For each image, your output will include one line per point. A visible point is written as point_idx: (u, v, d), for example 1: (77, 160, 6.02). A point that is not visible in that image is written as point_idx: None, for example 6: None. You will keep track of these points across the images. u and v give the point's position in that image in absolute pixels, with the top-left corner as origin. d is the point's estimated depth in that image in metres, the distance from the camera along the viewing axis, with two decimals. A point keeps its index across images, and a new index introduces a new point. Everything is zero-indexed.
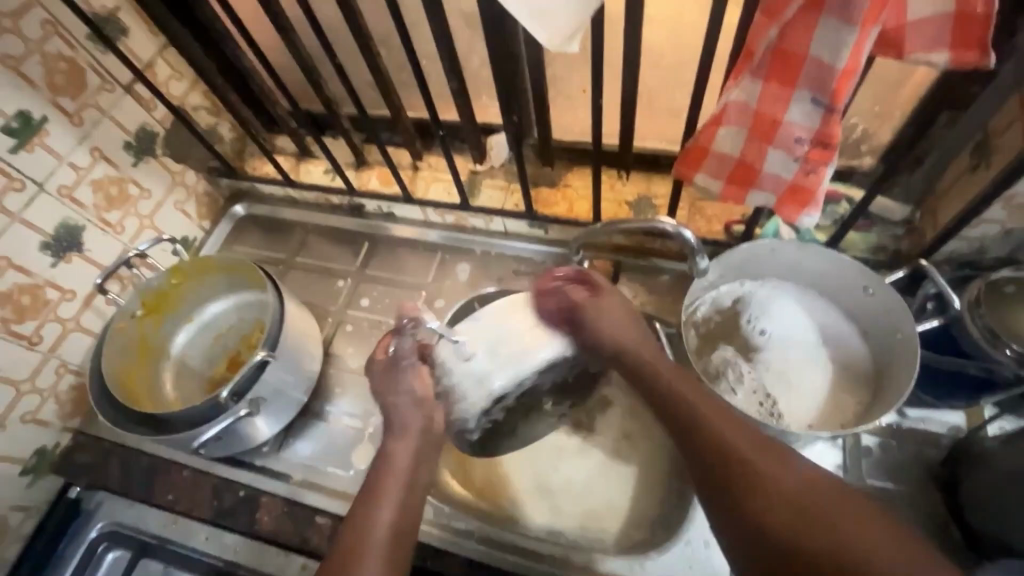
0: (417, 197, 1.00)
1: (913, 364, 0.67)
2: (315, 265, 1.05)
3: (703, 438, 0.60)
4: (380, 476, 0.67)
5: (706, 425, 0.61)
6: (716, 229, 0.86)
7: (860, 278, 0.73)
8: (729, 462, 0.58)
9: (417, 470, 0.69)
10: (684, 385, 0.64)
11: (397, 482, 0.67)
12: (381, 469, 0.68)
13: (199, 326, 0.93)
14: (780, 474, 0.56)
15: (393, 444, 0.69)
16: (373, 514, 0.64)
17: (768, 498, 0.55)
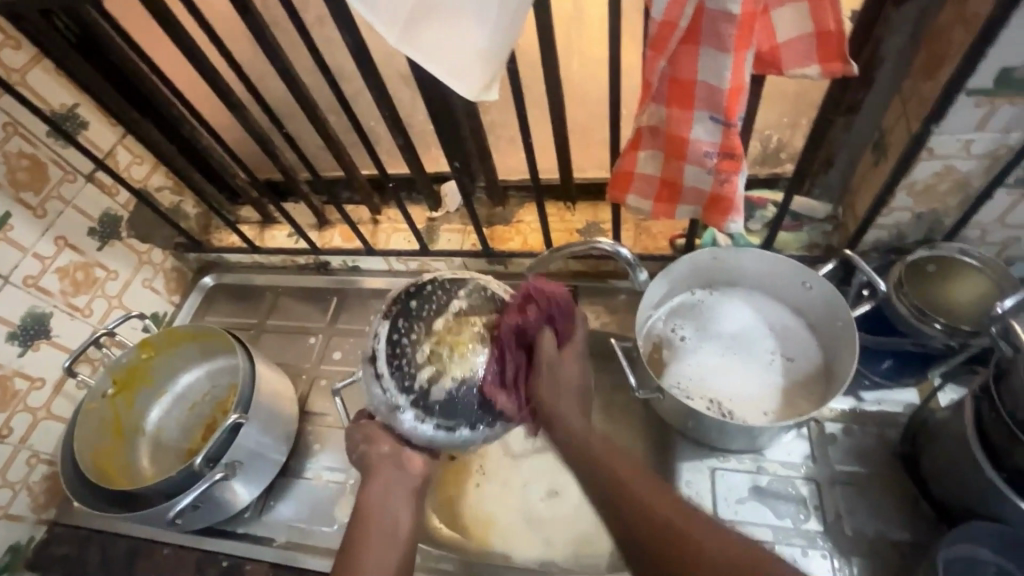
0: (380, 248, 1.04)
1: (853, 349, 0.71)
2: (287, 326, 1.07)
3: (629, 506, 0.54)
4: (363, 525, 0.63)
5: (636, 495, 0.55)
6: (661, 245, 0.91)
7: (798, 274, 0.78)
8: (652, 532, 0.51)
9: (395, 503, 0.66)
10: (619, 463, 0.58)
11: (378, 519, 0.64)
12: (359, 516, 0.64)
13: (172, 398, 0.93)
14: (707, 548, 0.48)
15: (370, 486, 0.66)
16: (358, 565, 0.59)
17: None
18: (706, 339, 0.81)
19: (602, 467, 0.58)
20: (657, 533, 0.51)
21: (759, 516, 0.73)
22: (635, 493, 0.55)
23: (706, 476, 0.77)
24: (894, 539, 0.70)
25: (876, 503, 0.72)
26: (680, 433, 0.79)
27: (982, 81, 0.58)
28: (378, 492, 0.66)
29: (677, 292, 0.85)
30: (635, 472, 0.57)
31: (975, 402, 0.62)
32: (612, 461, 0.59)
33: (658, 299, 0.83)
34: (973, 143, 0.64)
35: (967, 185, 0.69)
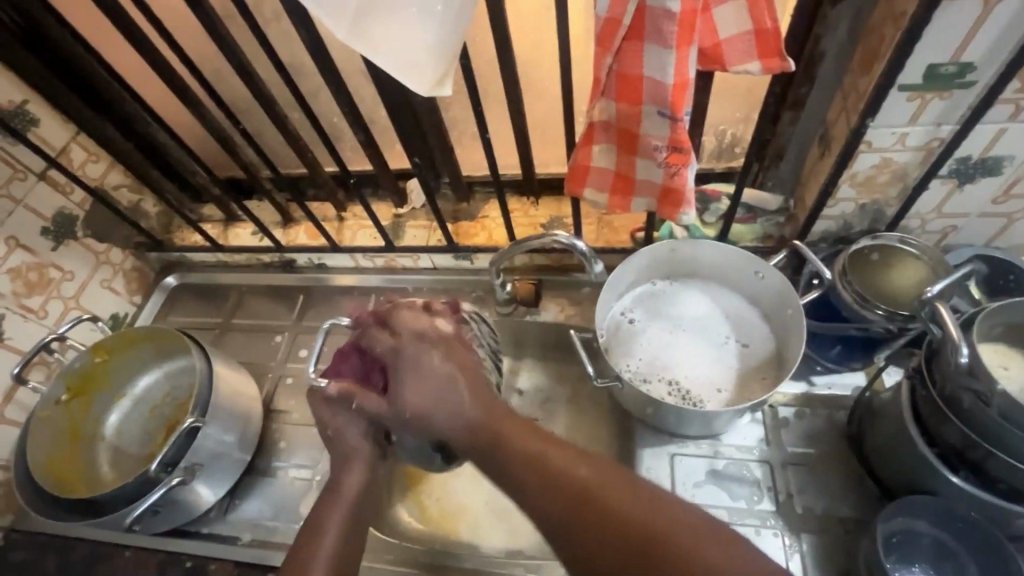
0: (345, 244, 1.04)
1: (800, 334, 0.75)
2: (251, 324, 1.06)
3: (548, 483, 0.53)
4: (325, 506, 0.65)
5: (553, 470, 0.54)
6: (623, 237, 0.93)
7: (750, 264, 0.81)
8: (572, 505, 0.51)
9: (350, 544, 0.63)
10: (530, 436, 0.57)
11: (325, 558, 0.60)
12: (327, 496, 0.66)
13: (131, 400, 0.91)
14: (632, 510, 0.49)
15: (346, 468, 0.67)
16: (316, 545, 0.61)
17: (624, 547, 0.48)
18: (665, 328, 0.83)
19: (511, 434, 0.57)
20: (578, 504, 0.51)
21: (715, 498, 0.76)
22: (556, 469, 0.54)
23: (665, 461, 0.79)
24: (841, 515, 0.73)
25: (825, 482, 0.76)
26: (640, 420, 0.81)
27: (911, 77, 0.61)
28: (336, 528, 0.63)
29: (634, 280, 0.87)
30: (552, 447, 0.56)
31: (910, 382, 0.65)
32: (523, 433, 0.57)
33: (616, 289, 0.85)
34: (908, 136, 0.67)
35: (905, 176, 0.72)
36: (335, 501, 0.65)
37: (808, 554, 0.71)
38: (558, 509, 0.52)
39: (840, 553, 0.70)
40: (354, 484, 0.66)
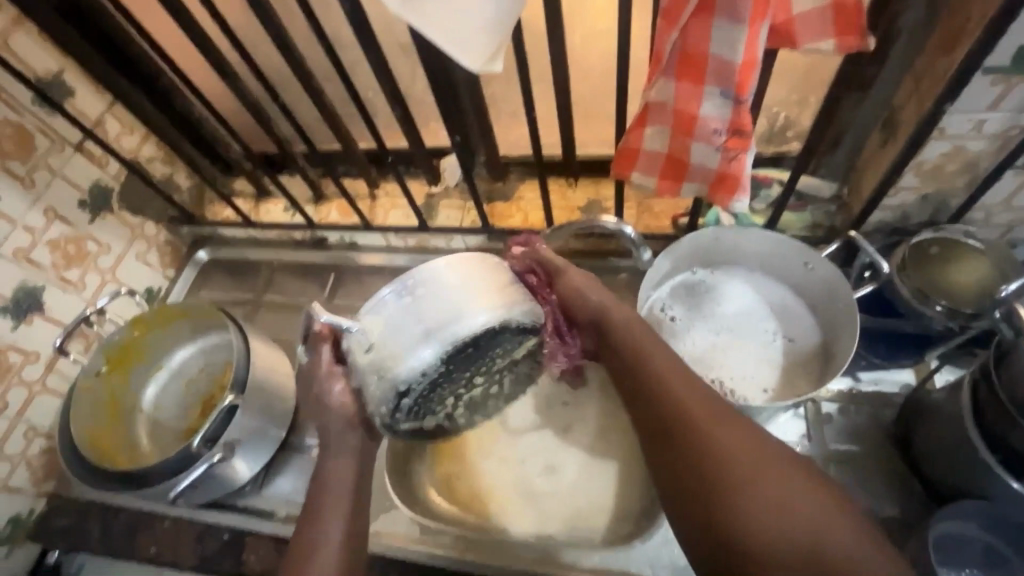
0: (378, 223, 1.03)
1: (852, 330, 0.72)
2: (283, 301, 1.06)
3: (652, 397, 0.56)
4: (315, 495, 0.61)
5: (659, 388, 0.56)
6: (664, 224, 0.90)
7: (799, 255, 0.78)
8: (669, 423, 0.54)
9: (355, 558, 0.60)
10: (659, 357, 0.59)
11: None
12: (315, 486, 0.62)
13: (168, 374, 0.92)
14: (726, 444, 0.51)
15: (328, 459, 0.62)
16: (319, 538, 0.59)
17: (718, 469, 0.50)
18: (704, 319, 0.82)
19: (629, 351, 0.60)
20: (676, 423, 0.53)
21: None
22: (664, 387, 0.56)
23: None
24: (884, 515, 0.71)
25: (868, 480, 0.74)
26: None
27: (998, 59, 0.57)
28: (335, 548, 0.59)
29: (676, 270, 0.84)
30: (661, 364, 0.57)
31: (973, 383, 0.62)
32: (641, 352, 0.59)
33: (658, 279, 0.83)
34: (984, 123, 0.63)
35: (975, 166, 0.68)
36: (327, 518, 0.60)
37: None
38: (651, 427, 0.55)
39: None
40: (341, 490, 0.61)
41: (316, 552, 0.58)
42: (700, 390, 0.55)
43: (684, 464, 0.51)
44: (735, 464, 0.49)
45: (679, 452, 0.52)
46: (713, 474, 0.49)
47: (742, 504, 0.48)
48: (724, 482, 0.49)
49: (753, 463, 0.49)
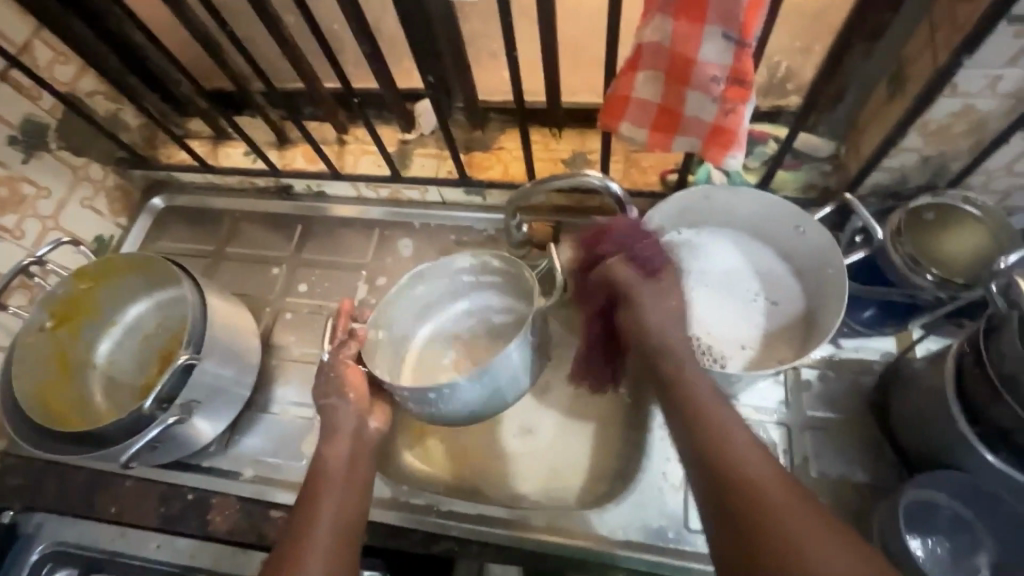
0: (346, 172, 0.96)
1: (840, 297, 0.69)
2: (246, 254, 0.99)
3: (721, 466, 0.51)
4: (320, 483, 0.64)
5: (730, 457, 0.52)
6: (651, 180, 0.85)
7: (791, 217, 0.74)
8: (737, 492, 0.49)
9: (354, 509, 0.62)
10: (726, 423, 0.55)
11: (331, 522, 0.59)
12: (319, 474, 0.65)
13: (122, 329, 0.87)
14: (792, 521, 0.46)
15: (328, 449, 0.67)
16: (315, 515, 0.60)
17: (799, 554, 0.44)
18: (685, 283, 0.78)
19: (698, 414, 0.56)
20: (746, 495, 0.49)
21: None
22: (734, 457, 0.52)
23: None
24: (856, 481, 0.71)
25: (842, 446, 0.74)
26: None
27: None
28: (336, 498, 0.62)
29: (662, 229, 0.80)
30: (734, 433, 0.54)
31: (958, 355, 0.61)
32: (709, 414, 0.56)
33: (644, 238, 0.79)
34: (1000, 80, 0.59)
35: (983, 127, 0.64)
36: (332, 473, 0.65)
37: None
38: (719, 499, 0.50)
39: (852, 518, 0.69)
40: (345, 453, 0.67)
41: (318, 500, 0.61)
42: (776, 464, 0.51)
43: (756, 543, 0.46)
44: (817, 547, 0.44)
45: (752, 529, 0.47)
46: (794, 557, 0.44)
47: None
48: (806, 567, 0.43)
49: (841, 554, 0.44)
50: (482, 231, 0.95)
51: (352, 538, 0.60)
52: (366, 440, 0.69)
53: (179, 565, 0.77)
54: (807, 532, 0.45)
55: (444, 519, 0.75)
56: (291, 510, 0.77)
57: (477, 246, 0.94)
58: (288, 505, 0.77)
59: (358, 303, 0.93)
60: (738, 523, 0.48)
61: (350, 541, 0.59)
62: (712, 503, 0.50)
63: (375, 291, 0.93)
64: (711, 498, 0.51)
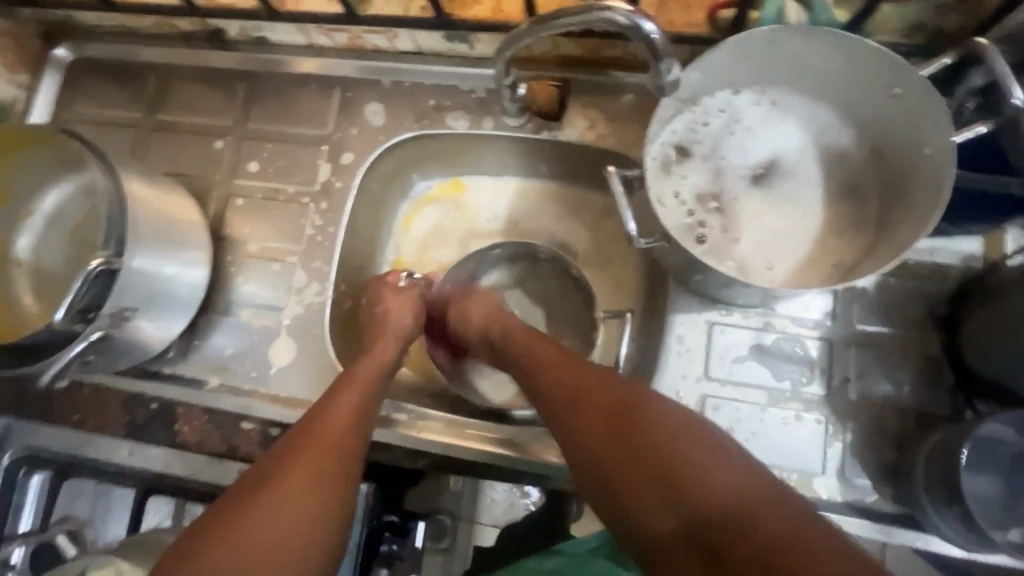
0: (288, 10, 0.73)
1: (939, 192, 0.54)
2: (179, 122, 0.81)
3: (573, 407, 0.54)
4: (356, 370, 0.64)
5: (570, 411, 0.54)
6: (696, 18, 0.62)
7: (885, 75, 0.56)
8: (624, 424, 0.51)
9: (363, 419, 0.60)
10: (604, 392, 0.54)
11: (335, 430, 0.57)
12: (365, 362, 0.65)
13: (44, 219, 0.73)
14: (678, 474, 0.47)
15: (379, 345, 0.68)
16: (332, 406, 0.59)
17: (689, 480, 0.46)
18: (735, 162, 0.65)
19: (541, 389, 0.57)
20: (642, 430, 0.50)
21: (756, 377, 0.63)
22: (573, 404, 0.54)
23: (701, 331, 0.65)
24: (901, 407, 0.61)
25: (890, 364, 0.62)
26: (676, 279, 0.64)
27: None
28: (347, 407, 0.59)
29: (701, 93, 0.64)
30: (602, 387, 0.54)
31: None
32: (543, 376, 0.58)
33: (671, 109, 0.63)
34: None
35: None
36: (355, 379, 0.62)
37: (851, 446, 0.61)
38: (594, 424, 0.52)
39: (890, 448, 0.60)
40: (378, 365, 0.65)
41: (331, 405, 0.59)
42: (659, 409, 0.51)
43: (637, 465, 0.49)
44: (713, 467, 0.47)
45: (636, 448, 0.49)
46: (689, 474, 0.47)
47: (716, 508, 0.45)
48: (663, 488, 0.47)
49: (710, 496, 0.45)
50: (468, 92, 0.74)
51: (349, 446, 0.57)
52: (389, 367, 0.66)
53: (154, 473, 0.73)
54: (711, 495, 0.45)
55: (429, 442, 0.70)
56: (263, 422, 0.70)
57: (463, 112, 0.74)
58: (260, 417, 0.71)
59: (321, 186, 0.76)
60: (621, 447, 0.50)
61: (351, 452, 0.56)
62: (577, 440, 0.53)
63: (340, 171, 0.76)
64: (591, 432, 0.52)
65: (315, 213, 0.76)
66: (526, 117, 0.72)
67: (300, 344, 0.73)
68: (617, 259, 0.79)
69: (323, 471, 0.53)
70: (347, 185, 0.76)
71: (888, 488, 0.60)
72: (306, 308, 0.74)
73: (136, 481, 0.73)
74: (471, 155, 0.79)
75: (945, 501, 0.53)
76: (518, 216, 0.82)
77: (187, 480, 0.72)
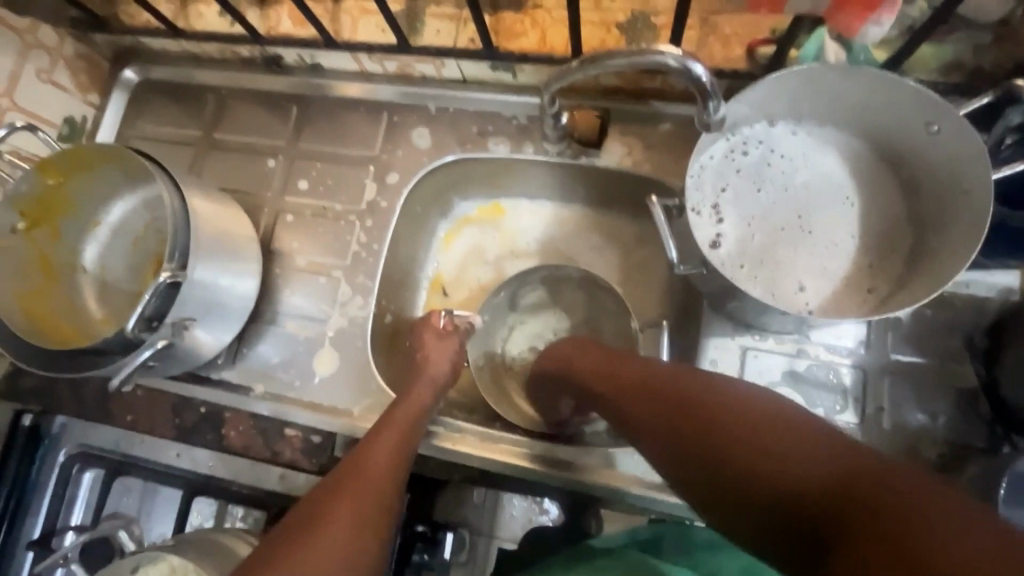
0: (344, 40, 0.77)
1: (980, 228, 0.54)
2: (236, 142, 0.85)
3: (643, 412, 0.51)
4: (397, 410, 0.66)
5: (623, 384, 0.55)
6: (735, 55, 0.65)
7: (924, 111, 0.57)
8: (697, 411, 0.47)
9: (401, 459, 0.61)
10: (658, 376, 0.52)
11: (381, 468, 0.59)
12: (399, 403, 0.67)
13: (109, 230, 0.78)
14: (772, 455, 0.41)
15: (416, 385, 0.69)
16: (375, 445, 0.61)
17: (783, 458, 0.41)
18: (768, 190, 0.66)
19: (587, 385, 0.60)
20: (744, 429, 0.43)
21: (790, 402, 0.64)
22: (654, 397, 0.51)
23: (735, 355, 0.66)
24: (936, 439, 0.61)
25: (926, 393, 0.63)
26: (711, 304, 0.66)
27: None
28: (388, 447, 0.61)
29: (739, 123, 0.66)
30: (687, 381, 0.49)
31: None
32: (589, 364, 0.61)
33: (711, 138, 0.65)
34: None
35: None
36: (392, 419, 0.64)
37: None
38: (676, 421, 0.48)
39: None
40: (416, 404, 0.67)
41: (374, 445, 0.61)
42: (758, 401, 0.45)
43: (704, 440, 0.45)
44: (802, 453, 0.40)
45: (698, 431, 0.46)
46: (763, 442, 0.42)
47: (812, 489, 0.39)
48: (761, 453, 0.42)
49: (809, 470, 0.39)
50: (510, 118, 0.78)
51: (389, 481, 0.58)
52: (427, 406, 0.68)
53: (199, 475, 0.76)
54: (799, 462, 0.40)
55: (461, 453, 0.73)
56: (305, 430, 0.74)
57: (504, 138, 0.78)
58: (302, 424, 0.74)
59: (366, 205, 0.80)
60: (697, 453, 0.45)
61: (393, 488, 0.58)
62: (634, 408, 0.52)
63: (385, 191, 0.80)
64: (650, 427, 0.50)
65: (360, 230, 0.79)
66: (567, 144, 0.75)
67: (342, 355, 0.76)
68: (649, 283, 0.81)
69: (365, 510, 0.54)
70: (392, 205, 0.79)
71: None
72: (349, 321, 0.77)
73: (182, 481, 0.77)
74: (510, 177, 0.82)
75: None
76: (553, 237, 0.85)
77: (230, 482, 0.75)
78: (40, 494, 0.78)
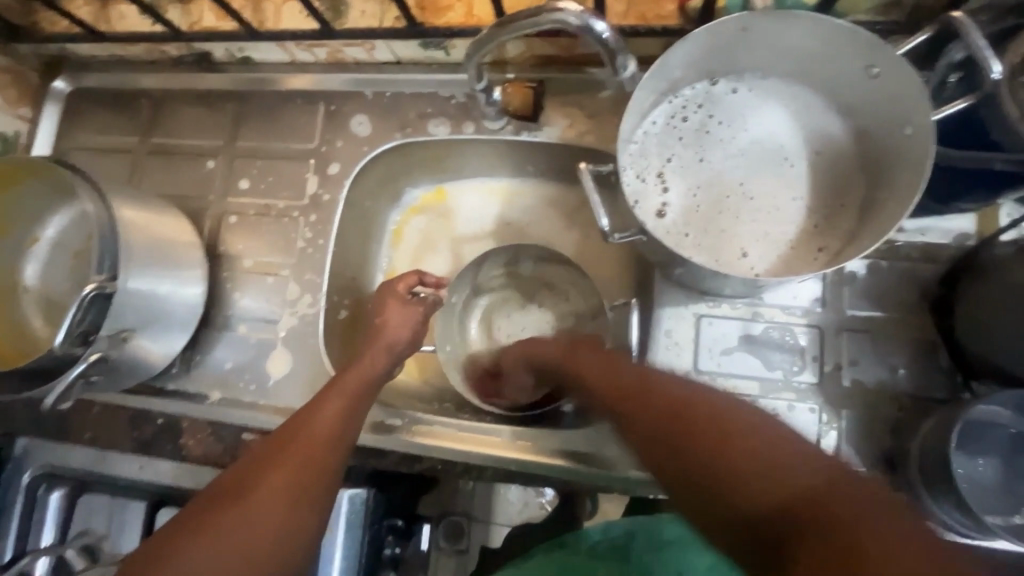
0: (267, 30, 0.75)
1: (924, 176, 0.52)
2: (174, 145, 0.83)
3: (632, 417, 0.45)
4: (299, 427, 0.55)
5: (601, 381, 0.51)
6: (666, 12, 0.62)
7: (864, 55, 0.55)
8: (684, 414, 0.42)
9: (306, 497, 0.50)
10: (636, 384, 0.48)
11: (274, 496, 0.48)
12: (302, 421, 0.55)
13: (48, 246, 0.76)
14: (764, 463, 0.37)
15: (318, 403, 0.58)
16: (264, 476, 0.50)
17: (742, 448, 0.38)
18: (715, 152, 0.64)
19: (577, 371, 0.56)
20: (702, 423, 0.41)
21: (748, 368, 0.62)
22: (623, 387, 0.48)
23: (690, 323, 0.64)
24: (896, 393, 0.60)
25: (884, 347, 0.61)
26: (661, 274, 0.64)
27: None
28: (284, 478, 0.50)
29: (679, 84, 0.63)
30: (666, 387, 0.45)
31: None
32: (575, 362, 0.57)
33: (650, 102, 0.63)
34: None
35: None
36: (293, 451, 0.52)
37: (847, 431, 0.60)
38: (649, 416, 0.44)
39: (887, 434, 0.59)
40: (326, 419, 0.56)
41: (262, 477, 0.49)
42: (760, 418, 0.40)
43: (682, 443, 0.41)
44: (764, 441, 0.39)
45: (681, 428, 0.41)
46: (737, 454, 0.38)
47: (773, 502, 0.35)
48: (730, 450, 0.38)
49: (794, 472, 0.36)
50: (449, 98, 0.75)
51: (283, 524, 0.48)
52: (344, 425, 0.57)
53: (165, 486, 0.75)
54: (774, 459, 0.37)
55: (421, 445, 0.70)
56: (265, 433, 0.73)
57: (444, 119, 0.75)
58: (261, 427, 0.73)
59: (309, 199, 0.78)
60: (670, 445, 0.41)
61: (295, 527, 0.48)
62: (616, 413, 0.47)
63: (327, 183, 0.78)
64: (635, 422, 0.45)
65: (305, 226, 0.77)
66: (506, 120, 0.72)
67: (295, 356, 0.74)
68: (607, 259, 0.79)
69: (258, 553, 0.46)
70: (335, 198, 0.77)
71: (887, 476, 0.59)
72: (300, 320, 0.75)
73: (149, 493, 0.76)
74: (455, 160, 0.80)
75: (940, 486, 0.52)
76: (506, 219, 0.83)
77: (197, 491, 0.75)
78: (7, 518, 0.77)
